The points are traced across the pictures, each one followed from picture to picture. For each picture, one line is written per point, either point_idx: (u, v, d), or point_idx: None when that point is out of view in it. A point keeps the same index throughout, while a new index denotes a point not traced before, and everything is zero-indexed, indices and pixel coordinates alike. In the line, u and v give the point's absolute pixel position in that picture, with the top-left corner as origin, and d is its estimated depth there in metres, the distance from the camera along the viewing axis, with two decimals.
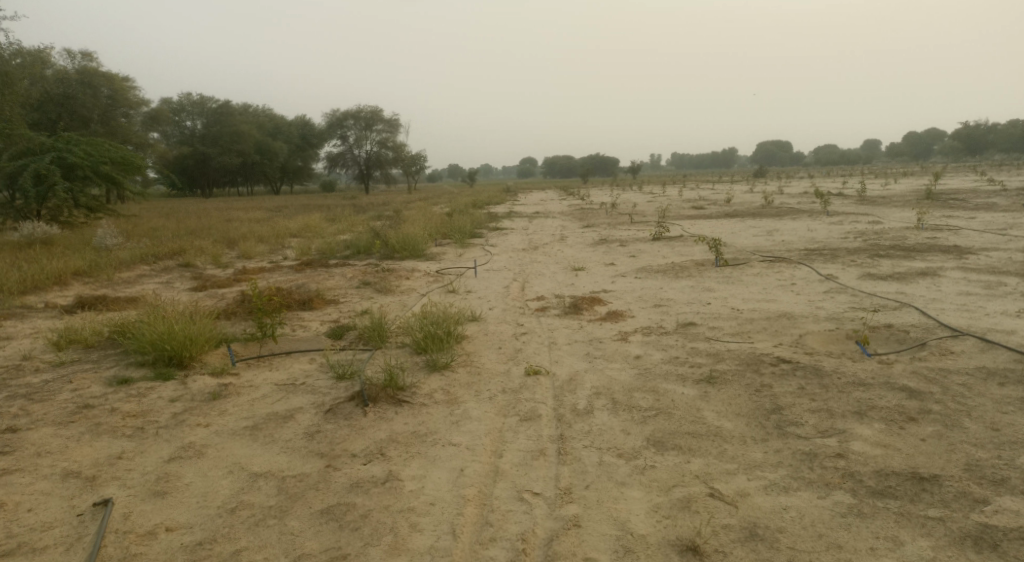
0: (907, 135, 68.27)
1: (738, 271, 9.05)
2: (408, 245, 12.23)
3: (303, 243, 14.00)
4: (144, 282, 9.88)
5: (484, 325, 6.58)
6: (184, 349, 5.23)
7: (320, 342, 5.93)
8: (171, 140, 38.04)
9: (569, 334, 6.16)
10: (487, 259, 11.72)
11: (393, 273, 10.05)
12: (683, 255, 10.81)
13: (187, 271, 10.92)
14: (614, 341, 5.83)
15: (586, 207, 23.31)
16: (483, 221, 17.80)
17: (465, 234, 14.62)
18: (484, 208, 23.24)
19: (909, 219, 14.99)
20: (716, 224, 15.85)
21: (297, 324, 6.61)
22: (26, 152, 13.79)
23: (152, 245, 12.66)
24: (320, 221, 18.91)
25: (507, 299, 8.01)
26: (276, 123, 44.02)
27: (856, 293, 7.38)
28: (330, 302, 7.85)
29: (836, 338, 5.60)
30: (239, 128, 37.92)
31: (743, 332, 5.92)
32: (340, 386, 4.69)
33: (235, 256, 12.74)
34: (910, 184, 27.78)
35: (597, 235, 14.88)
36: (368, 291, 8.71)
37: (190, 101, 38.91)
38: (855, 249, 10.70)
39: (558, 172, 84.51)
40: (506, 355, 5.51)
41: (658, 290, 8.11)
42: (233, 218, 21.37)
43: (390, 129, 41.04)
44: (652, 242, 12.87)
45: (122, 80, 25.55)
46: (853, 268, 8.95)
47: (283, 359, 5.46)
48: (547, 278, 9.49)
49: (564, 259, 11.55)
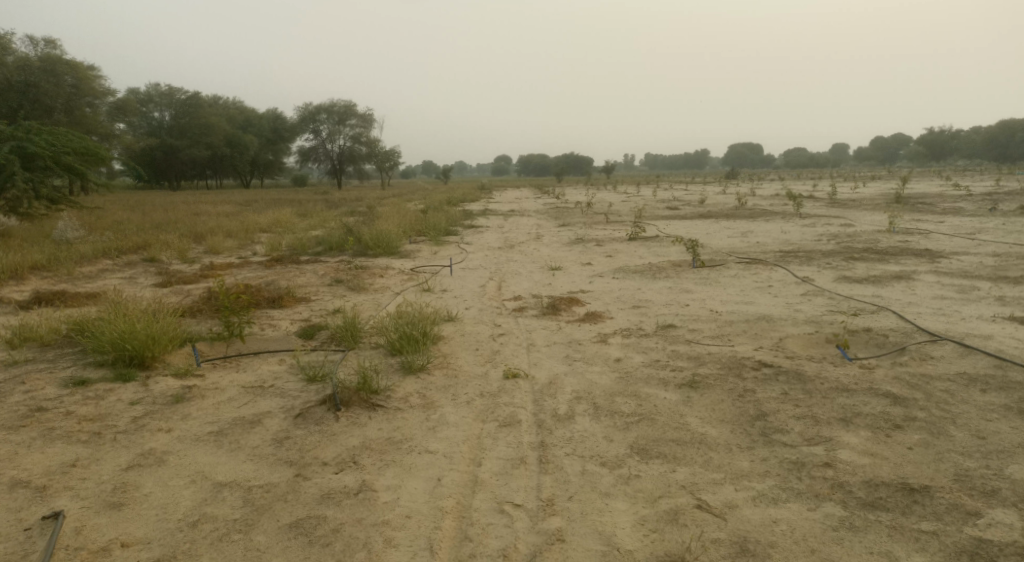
0: (875, 140, 69.58)
1: (715, 273, 9.02)
2: (382, 242, 12.00)
3: (273, 238, 13.67)
4: (106, 277, 9.52)
5: (460, 325, 6.42)
6: (147, 348, 4.99)
7: (290, 342, 5.72)
8: (138, 131, 37.07)
9: (547, 336, 6.03)
10: (462, 258, 11.55)
11: (366, 271, 9.82)
12: (660, 256, 10.76)
13: (153, 267, 10.55)
14: (593, 343, 5.72)
15: (561, 206, 23.23)
16: (458, 219, 17.60)
17: (440, 231, 14.42)
18: (459, 205, 23.03)
19: (880, 222, 15.18)
20: (692, 225, 15.87)
21: (267, 322, 6.38)
22: None
23: (116, 238, 12.24)
24: (292, 217, 18.52)
25: (483, 298, 7.86)
26: (247, 116, 43.20)
27: (832, 296, 7.38)
28: (301, 301, 7.62)
29: (816, 342, 5.56)
30: (209, 120, 37.11)
31: (723, 335, 5.85)
32: (310, 389, 4.50)
33: (202, 251, 12.38)
34: (878, 188, 28.26)
35: (573, 234, 14.79)
36: (341, 289, 8.49)
37: (158, 91, 37.90)
38: (830, 251, 10.76)
39: (533, 170, 84.48)
40: (483, 357, 5.37)
41: (636, 291, 8.03)
42: (201, 212, 20.83)
43: (364, 124, 40.47)
44: (628, 242, 12.82)
45: (87, 68, 24.77)
46: (828, 271, 8.97)
47: (251, 360, 5.24)
48: (524, 278, 9.36)
49: (540, 258, 11.43)
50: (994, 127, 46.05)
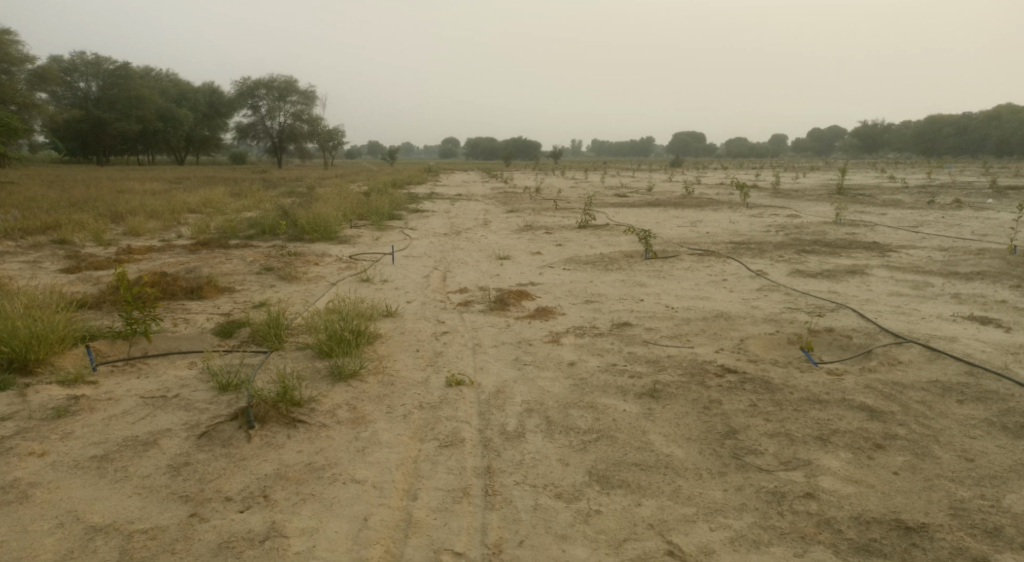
0: (813, 132, 71.62)
1: (669, 265, 8.70)
2: (319, 226, 11.24)
3: (202, 220, 12.71)
4: (5, 260, 8.52)
5: (400, 322, 5.87)
6: (28, 350, 4.25)
7: (205, 342, 5.05)
8: (61, 102, 34.71)
9: (495, 334, 5.55)
10: (405, 244, 10.96)
11: (300, 258, 9.12)
12: (611, 246, 10.40)
13: (62, 250, 9.55)
14: (544, 344, 5.27)
15: (509, 191, 22.70)
16: (402, 202, 16.88)
17: (382, 215, 13.70)
18: (405, 188, 22.30)
19: (826, 214, 15.26)
20: (641, 213, 15.66)
21: (180, 318, 5.69)
22: None
23: (23, 217, 11.10)
24: (225, 196, 17.46)
25: (426, 290, 7.31)
26: (181, 89, 41.04)
27: (789, 292, 7.13)
28: (224, 292, 6.89)
29: (778, 344, 5.25)
30: (140, 92, 34.98)
31: (681, 335, 5.49)
32: (222, 401, 3.90)
33: (121, 233, 11.39)
34: (819, 179, 28.74)
35: (521, 221, 14.32)
36: (270, 278, 7.80)
37: (84, 59, 35.37)
38: (780, 243, 10.63)
39: (481, 153, 83.61)
40: (423, 360, 4.84)
41: (588, 284, 7.64)
42: (126, 189, 19.39)
43: (306, 101, 38.81)
44: (578, 230, 12.42)
45: (1, 33, 22.89)
46: (781, 265, 8.77)
47: (156, 364, 4.57)
48: (470, 268, 8.85)
49: (487, 245, 10.95)
50: (923, 123, 47.82)
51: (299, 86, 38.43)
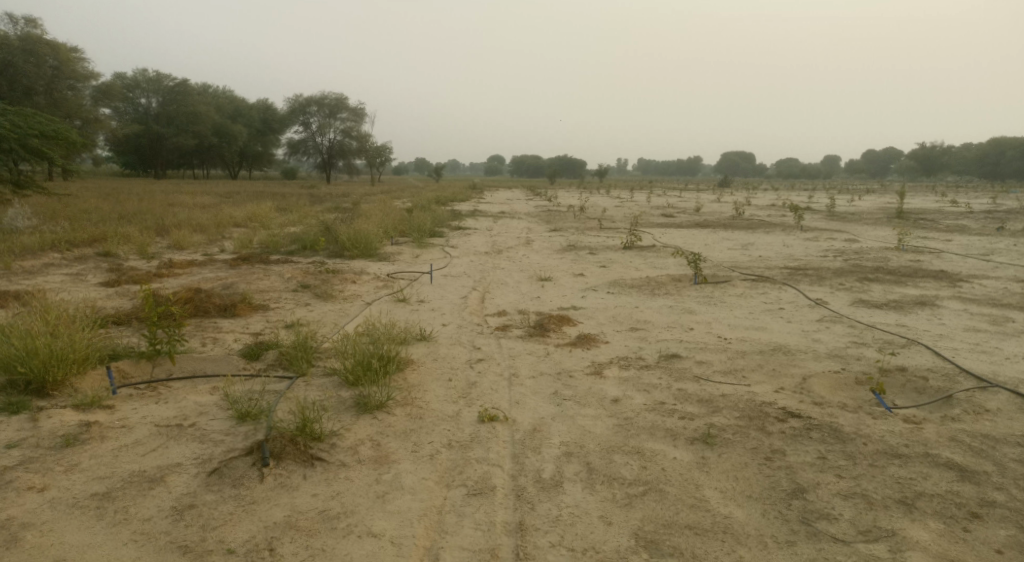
0: (867, 154, 69.58)
1: (720, 291, 8.24)
2: (360, 243, 11.13)
3: (246, 235, 12.75)
4: (50, 272, 8.59)
5: (433, 348, 5.57)
6: (45, 372, 4.09)
7: (230, 365, 4.84)
8: (123, 117, 36.00)
9: (533, 364, 5.21)
10: (445, 262, 10.73)
11: (338, 275, 8.95)
12: (658, 269, 9.96)
13: (106, 262, 9.61)
14: (586, 376, 4.90)
15: (553, 210, 22.39)
16: (444, 219, 16.72)
17: (424, 232, 13.54)
18: (448, 205, 22.23)
19: (886, 239, 14.48)
20: (689, 234, 15.15)
21: (209, 338, 5.52)
22: None
23: (73, 229, 11.27)
24: (271, 211, 17.62)
25: (463, 313, 7.01)
26: (236, 106, 42.19)
27: (853, 324, 6.60)
28: (258, 310, 6.72)
29: (844, 386, 4.76)
30: (197, 108, 36.04)
31: (735, 371, 5.05)
32: (238, 433, 3.65)
33: (166, 246, 11.47)
34: (876, 202, 27.68)
35: (565, 240, 13.97)
36: (305, 296, 7.64)
37: (146, 77, 36.49)
38: (839, 270, 10.03)
39: (526, 172, 83.73)
40: (456, 392, 4.52)
41: (633, 310, 7.24)
42: (177, 203, 19.76)
43: (355, 118, 39.45)
44: (624, 251, 12.03)
45: (69, 51, 23.82)
46: (842, 293, 8.21)
47: (178, 388, 4.37)
48: (510, 289, 8.55)
49: (529, 266, 10.63)
50: (985, 145, 45.86)
51: (349, 103, 39.08)
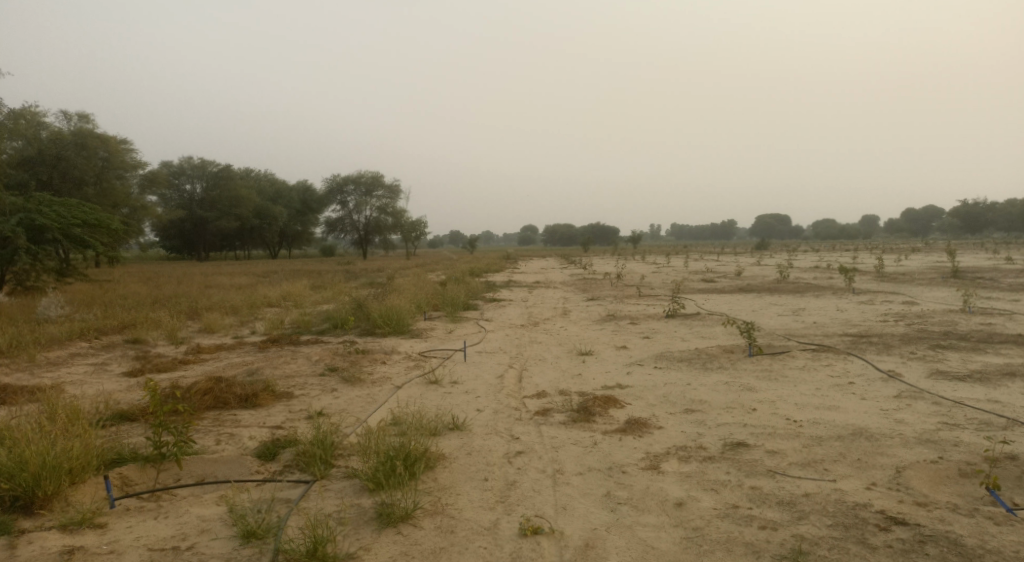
0: (907, 212, 68.23)
1: (779, 363, 7.57)
2: (392, 319, 10.78)
3: (277, 315, 12.54)
4: (75, 362, 8.37)
5: (467, 438, 5.03)
6: (35, 484, 3.65)
7: (243, 467, 4.36)
8: (169, 203, 37.25)
9: (580, 455, 4.63)
10: (480, 337, 10.28)
11: (368, 356, 8.53)
12: (707, 339, 9.33)
13: (133, 349, 9.40)
14: (642, 471, 4.30)
15: (589, 278, 22.00)
16: (478, 291, 16.35)
17: (458, 306, 13.15)
18: (483, 277, 22.00)
19: (948, 300, 13.59)
20: (734, 300, 14.49)
21: (224, 434, 5.08)
22: None
23: (105, 316, 11.19)
24: (305, 289, 17.55)
25: (500, 395, 6.45)
26: (277, 188, 43.50)
27: (938, 401, 5.88)
28: (281, 399, 6.28)
29: (948, 480, 4.07)
30: (239, 192, 37.13)
31: (815, 462, 4.39)
32: (242, 558, 3.15)
33: (196, 330, 11.28)
34: (925, 260, 26.66)
35: (603, 310, 13.44)
36: (333, 380, 7.23)
37: (191, 164, 37.96)
38: (906, 336, 9.27)
39: (559, 241, 84.06)
40: (494, 494, 3.97)
41: (686, 387, 6.61)
42: (214, 284, 19.91)
43: (391, 195, 40.17)
44: (667, 321, 11.43)
45: (118, 143, 24.87)
46: (916, 363, 7.46)
47: (182, 499, 3.90)
48: (550, 366, 8.01)
49: (568, 339, 10.10)
50: None
51: (385, 181, 39.93)
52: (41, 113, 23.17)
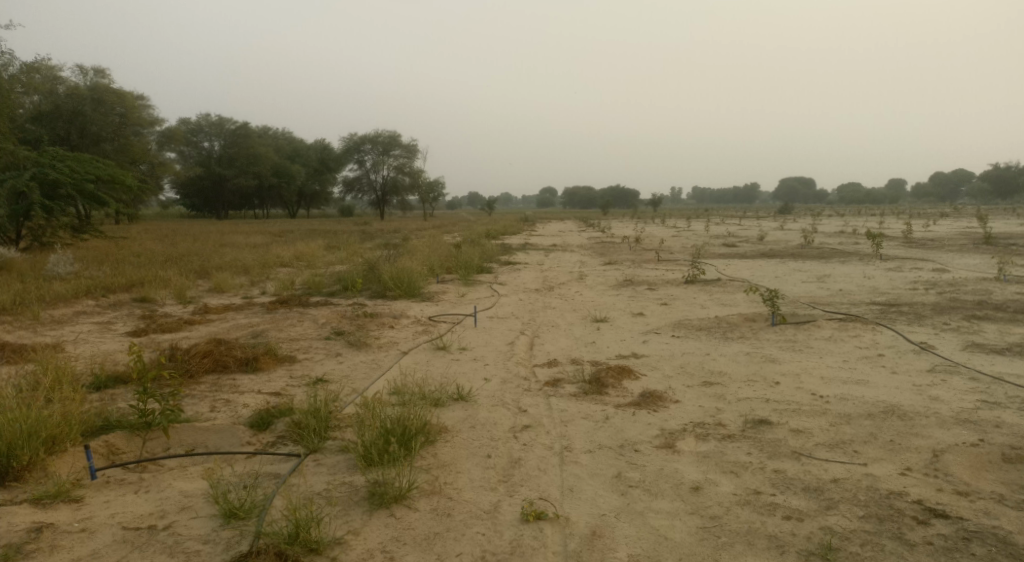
0: (935, 177, 66.33)
1: (803, 333, 7.20)
2: (403, 281, 10.52)
3: (288, 275, 12.34)
4: (80, 321, 8.23)
5: (472, 410, 4.77)
6: (10, 453, 3.45)
7: (234, 437, 4.15)
8: (187, 160, 37.10)
9: (590, 431, 4.36)
10: (493, 301, 9.99)
11: (375, 320, 8.29)
12: (727, 307, 8.96)
13: (140, 308, 9.25)
14: (656, 450, 4.01)
15: (607, 241, 21.54)
16: (494, 254, 16.02)
17: (471, 268, 12.84)
18: (499, 239, 21.67)
19: (981, 268, 13.01)
20: (756, 266, 14.02)
21: (219, 401, 4.87)
22: (8, 166, 12.87)
23: (114, 274, 11.04)
24: (319, 249, 17.35)
25: (509, 364, 6.17)
26: (295, 147, 43.16)
27: (976, 377, 5.49)
28: (282, 364, 6.06)
29: (992, 466, 3.74)
30: (256, 150, 36.83)
31: (844, 443, 4.07)
32: (220, 543, 2.93)
33: (205, 289, 11.12)
34: (954, 226, 25.80)
35: (621, 274, 13.07)
36: (338, 344, 7.00)
37: (209, 121, 37.68)
38: (938, 306, 8.82)
39: (578, 203, 83.15)
40: (497, 472, 3.72)
41: (705, 358, 6.28)
42: (229, 243, 19.78)
43: (408, 154, 39.08)
44: (686, 286, 11.05)
45: (134, 99, 24.64)
46: (951, 335, 7.05)
47: (168, 472, 3.70)
48: (562, 332, 7.71)
49: (583, 304, 9.78)
50: None
51: (402, 140, 39.27)
52: (58, 68, 22.91)
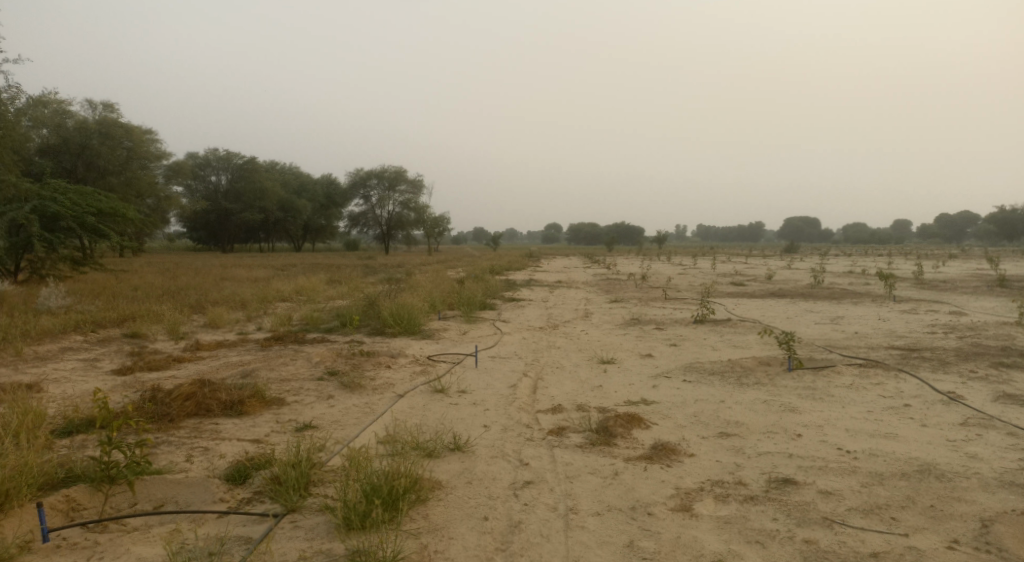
0: (941, 217, 66.18)
1: (822, 379, 6.82)
2: (403, 318, 10.19)
3: (286, 310, 12.03)
4: (65, 357, 7.91)
5: (468, 462, 4.39)
6: None
7: (207, 493, 3.77)
8: (194, 194, 37.20)
9: (598, 489, 3.97)
10: (496, 340, 9.64)
11: (372, 358, 7.94)
12: (739, 350, 8.59)
13: (129, 345, 8.92)
14: (672, 514, 3.62)
15: (612, 279, 21.26)
16: (497, 290, 15.69)
17: (474, 305, 12.51)
18: (503, 275, 21.39)
19: (997, 311, 12.62)
20: (765, 306, 13.65)
21: (195, 449, 4.50)
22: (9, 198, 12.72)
23: (107, 308, 10.75)
24: (320, 283, 17.08)
25: (511, 409, 5.79)
26: (302, 181, 43.34)
27: (1015, 431, 5.09)
28: (270, 406, 5.70)
29: None
30: (264, 184, 36.94)
31: (880, 509, 3.66)
32: None
33: (200, 324, 10.81)
34: (962, 267, 25.40)
35: (627, 313, 12.73)
36: (331, 385, 6.65)
37: (217, 155, 37.91)
38: (961, 351, 8.42)
39: (582, 239, 83.11)
40: (495, 539, 3.34)
41: (720, 405, 5.89)
42: (230, 277, 19.52)
43: (414, 190, 39.51)
44: (695, 327, 10.68)
45: (142, 133, 24.77)
46: (979, 384, 6.66)
47: (129, 534, 3.33)
48: (567, 375, 7.34)
49: (588, 344, 9.42)
50: None
51: (408, 176, 39.41)
52: (68, 101, 22.99)
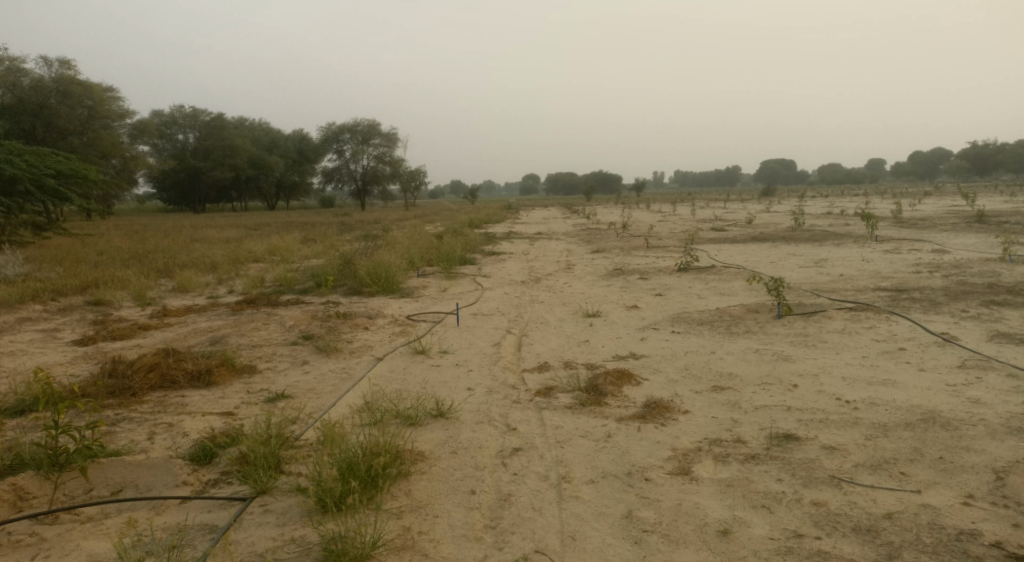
0: (914, 156, 66.39)
1: (814, 325, 6.64)
2: (380, 276, 9.82)
3: (258, 272, 11.60)
4: (21, 329, 7.49)
5: (452, 430, 4.12)
6: None
7: (170, 476, 3.48)
8: (160, 153, 35.97)
9: (590, 454, 3.74)
10: (477, 296, 9.35)
11: (349, 320, 7.62)
12: (726, 297, 8.39)
13: (92, 313, 8.50)
14: (671, 478, 3.40)
15: (593, 228, 20.95)
16: (477, 244, 15.33)
17: (453, 260, 12.17)
18: (483, 227, 21.01)
19: (979, 248, 12.53)
20: (748, 251, 13.45)
21: (159, 426, 4.18)
22: None
23: (69, 275, 10.25)
24: (294, 243, 16.59)
25: (495, 369, 5.53)
26: (272, 138, 42.08)
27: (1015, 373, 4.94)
28: (240, 375, 5.39)
29: None
30: (233, 141, 35.77)
31: (889, 464, 3.47)
32: None
33: (168, 289, 10.37)
34: (939, 204, 25.39)
35: (610, 263, 12.47)
36: (306, 349, 6.34)
37: (183, 113, 36.56)
38: (949, 291, 8.29)
39: (561, 189, 82.40)
40: (482, 515, 3.10)
41: (711, 357, 5.69)
42: (202, 238, 18.91)
43: (388, 143, 38.49)
44: (679, 275, 10.46)
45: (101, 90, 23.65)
46: (972, 324, 6.52)
47: (83, 527, 3.04)
48: (552, 330, 7.09)
49: (572, 296, 9.17)
50: None
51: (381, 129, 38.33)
52: (19, 58, 21.77)
